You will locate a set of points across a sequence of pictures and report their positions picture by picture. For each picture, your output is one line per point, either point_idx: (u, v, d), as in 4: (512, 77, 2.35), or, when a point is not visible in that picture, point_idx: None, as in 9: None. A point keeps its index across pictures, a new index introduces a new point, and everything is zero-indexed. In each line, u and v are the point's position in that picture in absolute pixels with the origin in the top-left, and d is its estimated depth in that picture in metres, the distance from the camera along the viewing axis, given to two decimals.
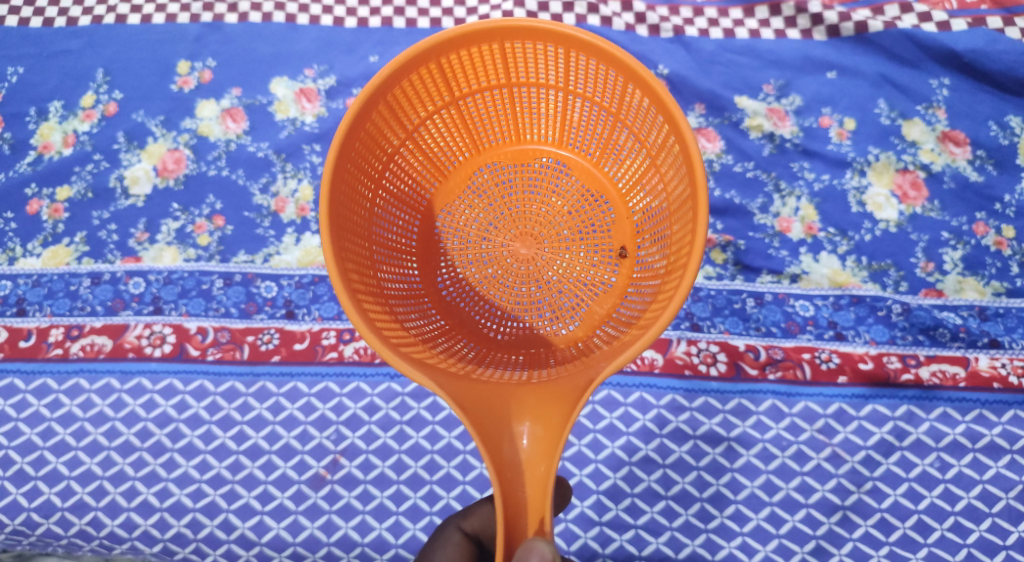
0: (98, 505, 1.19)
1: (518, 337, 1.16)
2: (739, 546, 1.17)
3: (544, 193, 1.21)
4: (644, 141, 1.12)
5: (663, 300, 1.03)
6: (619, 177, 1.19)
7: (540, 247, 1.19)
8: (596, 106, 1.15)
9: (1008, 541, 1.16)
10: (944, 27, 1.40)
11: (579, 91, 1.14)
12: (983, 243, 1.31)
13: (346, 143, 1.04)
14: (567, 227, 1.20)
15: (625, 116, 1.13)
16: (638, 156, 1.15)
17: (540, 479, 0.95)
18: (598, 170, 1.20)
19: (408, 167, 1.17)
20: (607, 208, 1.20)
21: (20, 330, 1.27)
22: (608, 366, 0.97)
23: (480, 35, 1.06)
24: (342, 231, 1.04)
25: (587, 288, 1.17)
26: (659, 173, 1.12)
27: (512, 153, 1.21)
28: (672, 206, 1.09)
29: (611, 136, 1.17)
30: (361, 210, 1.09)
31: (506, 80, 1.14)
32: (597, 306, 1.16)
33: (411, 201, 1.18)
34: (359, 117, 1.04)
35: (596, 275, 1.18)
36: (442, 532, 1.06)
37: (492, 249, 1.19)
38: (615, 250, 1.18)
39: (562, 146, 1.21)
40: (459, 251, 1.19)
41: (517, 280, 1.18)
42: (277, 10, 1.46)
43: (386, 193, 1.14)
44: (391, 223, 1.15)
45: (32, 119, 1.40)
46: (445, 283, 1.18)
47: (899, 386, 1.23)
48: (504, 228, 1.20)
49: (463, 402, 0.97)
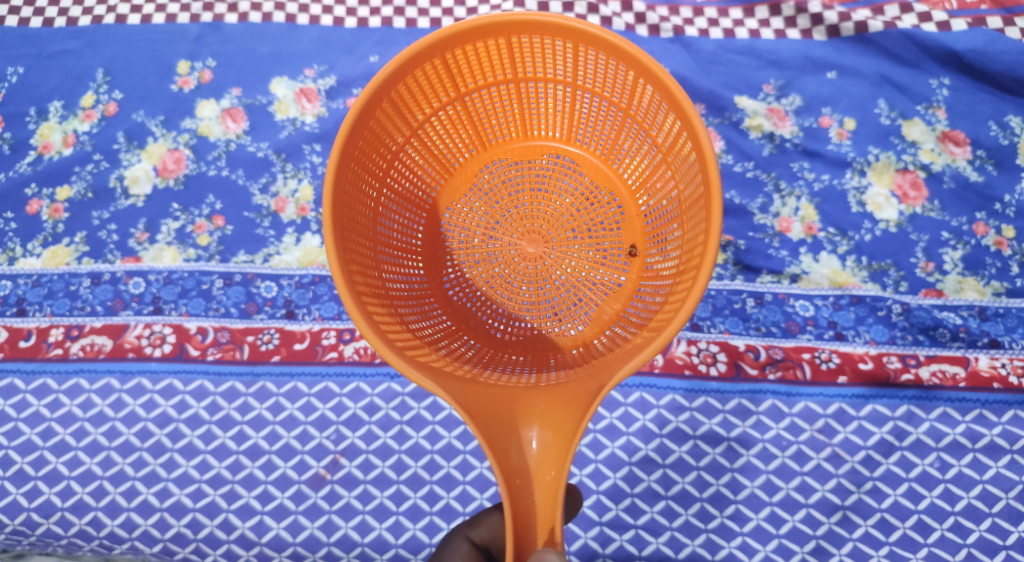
0: (98, 505, 1.19)
1: (525, 337, 1.16)
2: (739, 546, 1.17)
3: (552, 191, 1.21)
4: (655, 138, 1.12)
5: (674, 301, 1.03)
6: (629, 174, 1.19)
7: (547, 247, 1.19)
8: (605, 101, 1.15)
9: (1008, 541, 1.16)
10: (944, 27, 1.40)
11: (587, 87, 1.14)
12: (983, 243, 1.31)
13: (349, 143, 1.04)
14: (575, 226, 1.20)
15: (634, 112, 1.13)
16: (648, 153, 1.15)
17: (551, 488, 0.95)
18: (606, 167, 1.20)
19: (412, 164, 1.16)
20: (616, 206, 1.20)
21: (20, 330, 1.27)
22: (619, 371, 0.97)
23: (486, 30, 1.06)
24: (345, 232, 1.03)
25: (595, 288, 1.17)
26: (670, 171, 1.12)
27: (519, 149, 1.21)
28: (684, 205, 1.09)
29: (620, 133, 1.17)
30: (365, 210, 1.09)
31: (513, 76, 1.14)
32: (606, 306, 1.16)
33: (416, 200, 1.18)
34: (362, 115, 1.04)
35: (604, 274, 1.18)
36: (449, 541, 1.06)
37: (499, 249, 1.20)
38: (624, 248, 1.18)
39: (570, 143, 1.21)
40: (464, 251, 1.19)
41: (524, 280, 1.18)
42: (277, 10, 1.46)
43: (390, 192, 1.14)
44: (395, 223, 1.15)
45: (32, 119, 1.40)
46: (451, 283, 1.18)
47: (899, 386, 1.23)
48: (511, 226, 1.20)
49: (471, 407, 0.97)
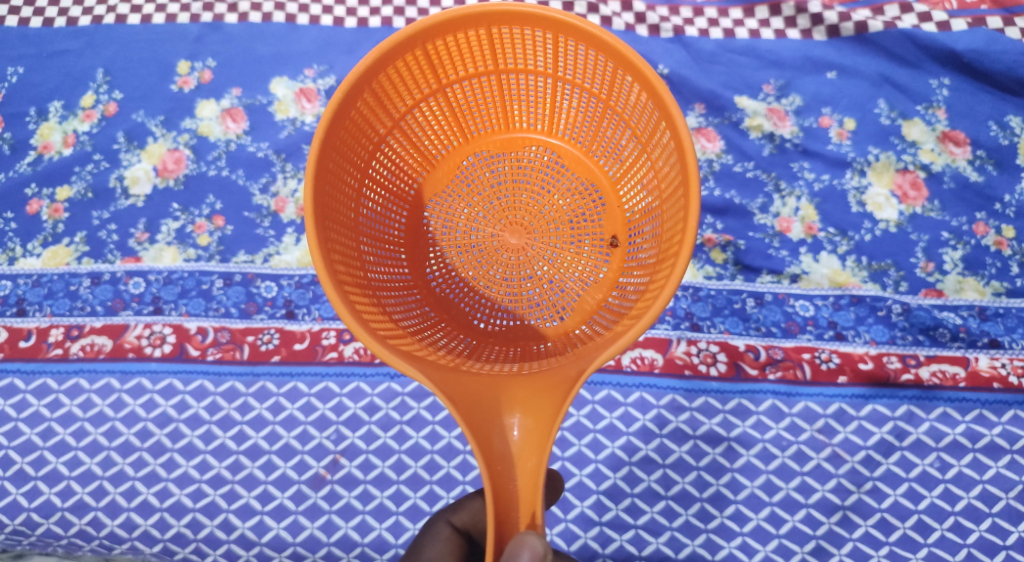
0: (98, 505, 1.19)
1: (508, 328, 1.16)
2: (739, 546, 1.17)
3: (535, 182, 1.20)
4: (635, 128, 1.12)
5: (653, 289, 1.03)
6: (611, 166, 1.19)
7: (530, 238, 1.19)
8: (585, 93, 1.15)
9: (1008, 541, 1.16)
10: (944, 27, 1.40)
11: (568, 78, 1.14)
12: (984, 243, 1.31)
13: (331, 132, 1.04)
14: (557, 217, 1.19)
15: (614, 103, 1.13)
16: (629, 144, 1.15)
17: (531, 471, 0.95)
18: (587, 159, 1.20)
19: (395, 155, 1.16)
20: (597, 197, 1.19)
21: (20, 330, 1.27)
22: (598, 357, 0.97)
23: (465, 20, 1.06)
24: (326, 221, 1.03)
25: (577, 279, 1.17)
26: (650, 161, 1.11)
27: (501, 141, 1.21)
28: (664, 193, 1.09)
29: (601, 125, 1.17)
30: (347, 200, 1.09)
31: (495, 67, 1.14)
32: (588, 296, 1.16)
33: (399, 192, 1.18)
34: (344, 105, 1.04)
35: (587, 266, 1.18)
36: (430, 527, 1.05)
37: (481, 240, 1.19)
38: (605, 239, 1.18)
39: (552, 134, 1.21)
40: (447, 242, 1.19)
41: (506, 271, 1.18)
42: (277, 10, 1.46)
43: (372, 182, 1.14)
44: (379, 214, 1.15)
45: (32, 119, 1.40)
46: (435, 274, 1.18)
47: (899, 386, 1.23)
48: (494, 217, 1.20)
49: (452, 394, 0.97)
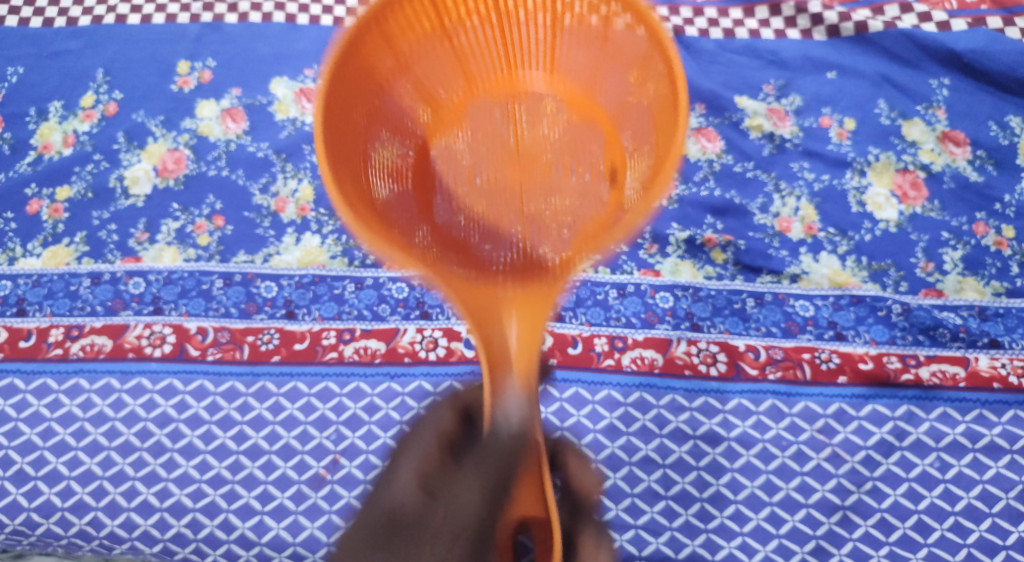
0: (98, 505, 1.17)
1: (525, 269, 0.94)
2: (740, 546, 1.16)
3: (552, 125, 1.02)
4: (644, 53, 0.96)
5: (657, 179, 0.87)
6: (613, 107, 1.00)
7: (546, 179, 1.00)
8: (590, 30, 1.01)
9: (1009, 541, 1.15)
10: (944, 27, 1.42)
11: (570, 14, 1.01)
12: (984, 243, 1.31)
13: (337, 77, 0.91)
14: (567, 162, 1.01)
15: (608, 37, 0.99)
16: (641, 51, 0.96)
17: (456, 524, 0.91)
18: (597, 98, 1.02)
19: (398, 105, 0.99)
20: (614, 137, 0.99)
21: (20, 330, 1.27)
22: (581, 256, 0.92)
23: None
24: (331, 155, 0.88)
25: (588, 219, 0.96)
26: (653, 81, 0.95)
27: (509, 84, 1.05)
28: (673, 102, 0.91)
29: (602, 61, 1.01)
30: (355, 143, 0.93)
31: (497, 5, 1.00)
32: (610, 221, 0.92)
33: (400, 136, 0.99)
34: (349, 51, 0.93)
35: (596, 196, 0.97)
36: (396, 471, 1.08)
37: (491, 181, 1.00)
38: (607, 169, 0.98)
39: (561, 77, 1.04)
40: (456, 183, 1.00)
41: (526, 218, 0.98)
42: (277, 10, 1.48)
43: (375, 127, 0.96)
44: (377, 154, 0.95)
45: (32, 119, 1.40)
46: (444, 217, 0.97)
47: (899, 386, 1.23)
48: (503, 160, 1.01)
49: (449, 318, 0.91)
